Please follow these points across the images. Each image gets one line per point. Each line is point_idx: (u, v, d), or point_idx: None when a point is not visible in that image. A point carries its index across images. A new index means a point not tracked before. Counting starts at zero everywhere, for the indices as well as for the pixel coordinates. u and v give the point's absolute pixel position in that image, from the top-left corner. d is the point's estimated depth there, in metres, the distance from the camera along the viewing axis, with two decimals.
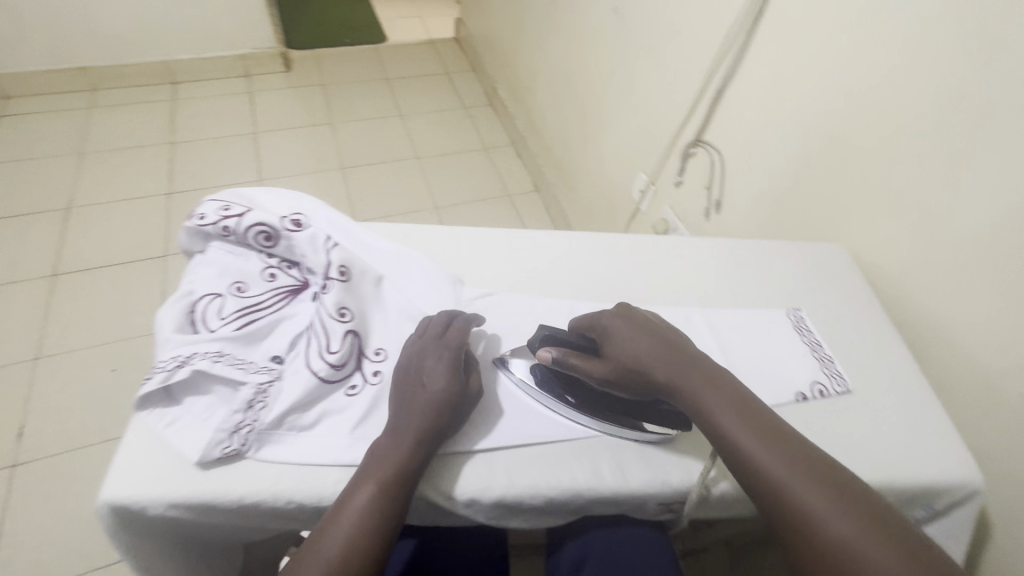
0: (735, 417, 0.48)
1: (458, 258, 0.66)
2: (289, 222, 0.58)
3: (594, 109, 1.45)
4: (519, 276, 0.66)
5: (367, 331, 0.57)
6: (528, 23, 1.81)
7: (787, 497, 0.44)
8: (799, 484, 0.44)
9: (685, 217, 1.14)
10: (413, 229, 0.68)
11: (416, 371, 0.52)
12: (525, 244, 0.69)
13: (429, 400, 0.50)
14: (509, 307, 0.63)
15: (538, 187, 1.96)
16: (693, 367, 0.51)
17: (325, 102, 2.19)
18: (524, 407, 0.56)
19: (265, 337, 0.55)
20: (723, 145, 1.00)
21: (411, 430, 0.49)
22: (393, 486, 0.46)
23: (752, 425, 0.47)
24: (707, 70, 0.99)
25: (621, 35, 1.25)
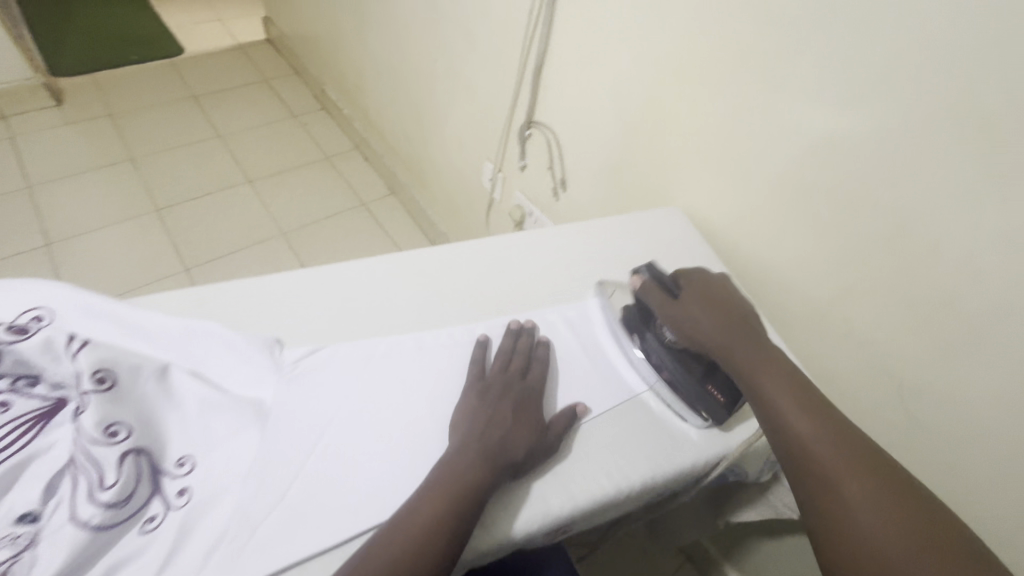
0: (775, 378, 0.52)
1: (273, 314, 0.56)
2: (12, 331, 0.46)
3: (427, 101, 1.37)
4: (351, 320, 0.57)
5: (160, 441, 0.45)
6: (340, 17, 1.66)
7: (806, 452, 0.47)
8: (832, 455, 0.46)
9: (537, 200, 1.11)
10: (207, 292, 0.55)
11: (496, 398, 0.51)
12: (353, 280, 0.60)
13: (512, 430, 0.49)
14: (345, 357, 0.54)
15: (394, 190, 1.84)
16: (743, 336, 0.56)
17: (117, 134, 1.85)
18: (379, 475, 0.48)
19: (5, 493, 0.40)
20: (554, 123, 0.97)
21: (488, 454, 0.47)
22: (454, 517, 0.43)
23: (787, 386, 0.51)
24: (521, 48, 0.95)
25: (432, 19, 1.18)
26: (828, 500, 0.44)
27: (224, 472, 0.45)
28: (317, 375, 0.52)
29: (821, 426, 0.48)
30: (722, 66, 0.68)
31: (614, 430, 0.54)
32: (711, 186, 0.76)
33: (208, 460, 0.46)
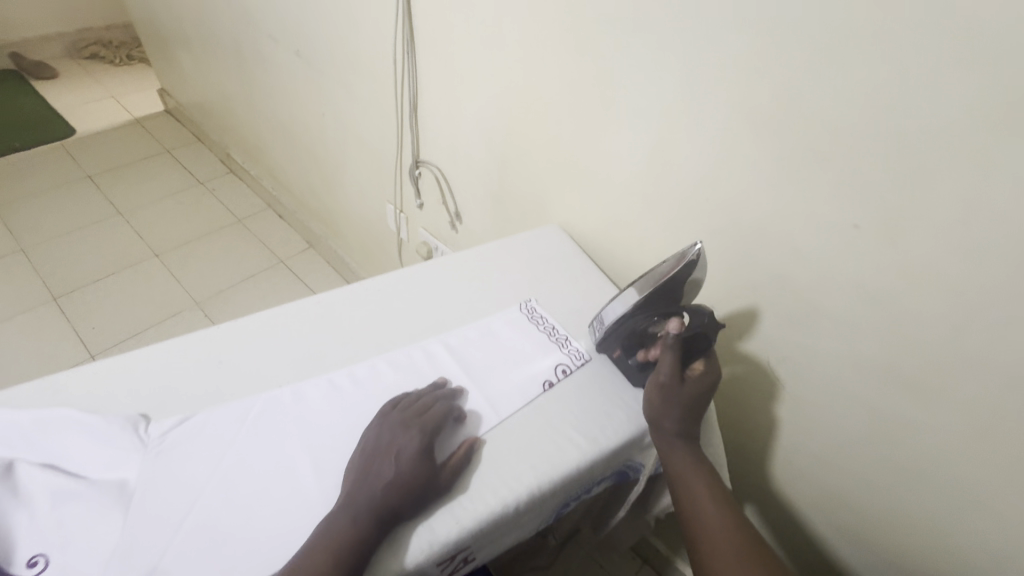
0: (689, 461, 0.54)
1: (133, 390, 0.54)
2: None
3: (324, 153, 1.38)
4: (224, 383, 0.56)
5: (5, 545, 0.43)
6: (229, 83, 1.66)
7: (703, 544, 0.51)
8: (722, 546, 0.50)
9: (439, 235, 1.14)
10: (63, 377, 0.54)
11: (389, 435, 0.52)
12: (225, 341, 0.60)
13: (403, 466, 0.49)
14: (217, 422, 0.53)
15: (312, 243, 1.83)
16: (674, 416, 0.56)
17: (3, 226, 1.75)
18: (258, 532, 0.47)
19: None
20: (439, 161, 1.01)
21: (375, 493, 0.47)
22: (333, 563, 0.43)
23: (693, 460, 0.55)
24: (395, 94, 0.99)
25: (312, 76, 1.20)
26: None
27: (82, 561, 0.43)
28: (186, 444, 0.51)
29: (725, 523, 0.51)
30: (562, 92, 0.74)
31: (510, 442, 0.56)
32: (579, 201, 0.81)
33: (64, 552, 0.43)
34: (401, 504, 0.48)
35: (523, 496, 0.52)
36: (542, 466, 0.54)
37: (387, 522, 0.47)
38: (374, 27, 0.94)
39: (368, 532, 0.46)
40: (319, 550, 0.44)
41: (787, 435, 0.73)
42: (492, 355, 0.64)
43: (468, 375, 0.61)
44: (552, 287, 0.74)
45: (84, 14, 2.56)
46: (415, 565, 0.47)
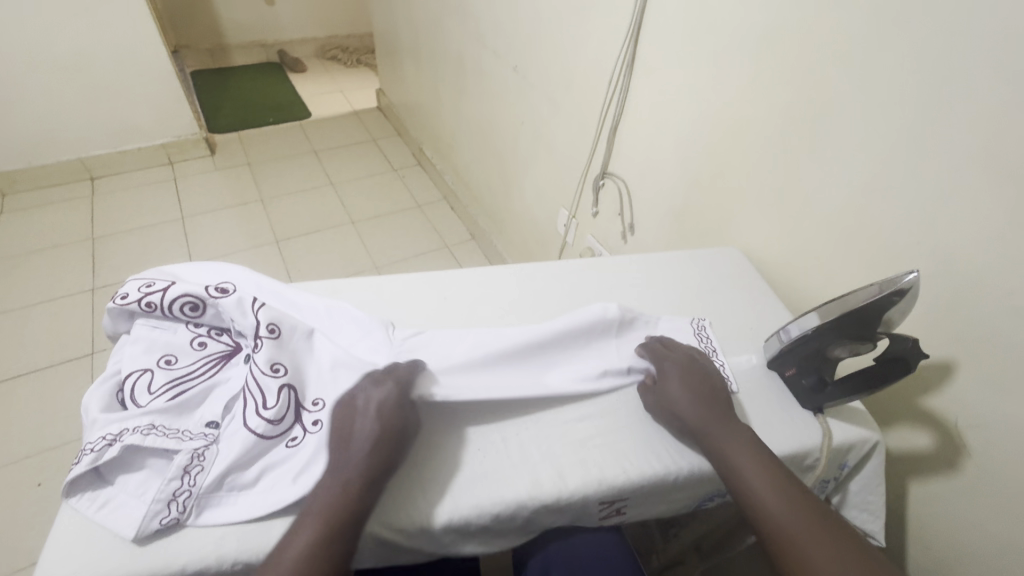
0: (739, 442, 0.56)
1: (381, 306, 0.70)
2: (215, 289, 0.61)
3: (512, 157, 1.55)
4: (445, 313, 0.71)
5: (303, 383, 0.58)
6: (442, 89, 1.94)
7: (772, 521, 0.50)
8: (791, 517, 0.50)
9: (606, 243, 1.23)
10: (341, 283, 0.72)
11: (367, 399, 0.55)
12: (450, 282, 0.75)
13: (377, 422, 0.53)
14: (442, 339, 0.66)
15: (475, 236, 2.03)
16: (707, 403, 0.59)
17: (252, 180, 2.22)
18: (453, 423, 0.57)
19: (199, 405, 0.55)
20: (626, 175, 1.10)
21: (362, 448, 0.51)
22: (340, 517, 0.48)
23: (750, 452, 0.55)
24: (600, 110, 1.11)
25: (523, 88, 1.37)
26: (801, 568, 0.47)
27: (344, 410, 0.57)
28: (420, 350, 0.64)
29: (784, 497, 0.51)
30: (774, 123, 0.78)
31: None
32: (769, 228, 0.84)
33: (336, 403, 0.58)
34: (387, 456, 0.52)
35: (682, 469, 0.58)
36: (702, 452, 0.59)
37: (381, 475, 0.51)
38: (596, 51, 1.07)
39: (364, 485, 0.50)
40: (328, 504, 0.48)
41: (962, 509, 0.68)
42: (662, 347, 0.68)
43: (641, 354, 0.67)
44: (726, 301, 0.78)
45: (334, 25, 3.14)
46: (582, 495, 0.55)
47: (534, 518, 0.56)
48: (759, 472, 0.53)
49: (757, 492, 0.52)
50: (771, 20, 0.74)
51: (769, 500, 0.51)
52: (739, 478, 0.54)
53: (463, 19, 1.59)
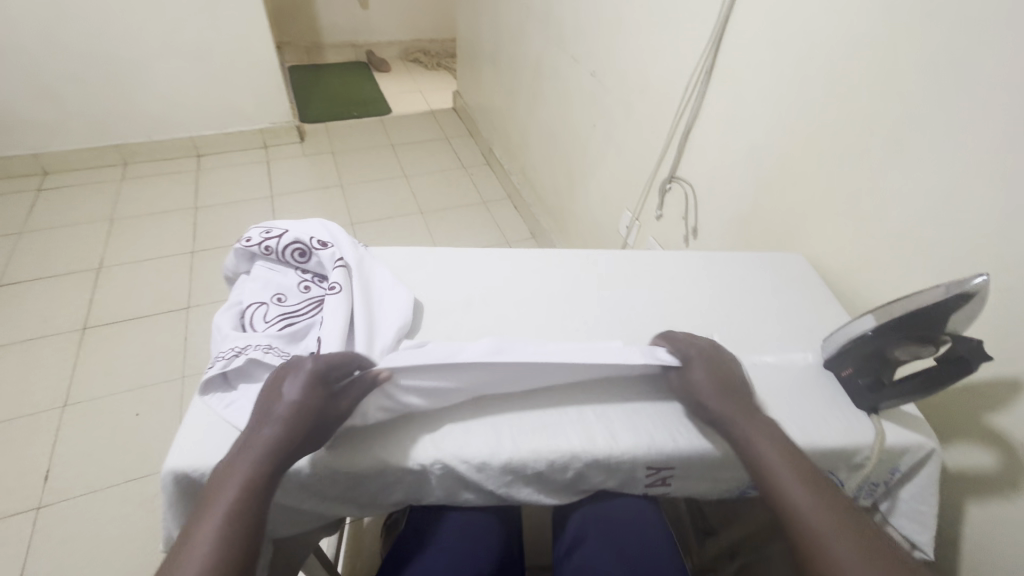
0: (766, 435, 0.55)
1: (444, 278, 0.77)
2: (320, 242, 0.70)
3: (581, 159, 1.61)
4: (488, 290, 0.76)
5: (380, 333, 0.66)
6: (517, 93, 2.03)
7: (796, 509, 0.50)
8: (817, 508, 0.49)
9: (667, 245, 1.25)
10: (394, 255, 0.80)
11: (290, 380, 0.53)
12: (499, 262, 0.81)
13: (301, 392, 0.52)
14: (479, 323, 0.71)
15: (535, 235, 2.10)
16: (731, 394, 0.59)
17: (334, 167, 2.40)
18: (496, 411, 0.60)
19: (306, 336, 0.64)
20: (693, 180, 1.13)
21: (279, 423, 0.50)
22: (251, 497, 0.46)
23: (775, 441, 0.55)
24: (674, 115, 1.15)
25: (598, 93, 1.43)
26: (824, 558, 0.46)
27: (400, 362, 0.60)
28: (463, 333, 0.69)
29: (810, 487, 0.51)
30: (850, 131, 0.79)
31: None
32: (837, 235, 0.85)
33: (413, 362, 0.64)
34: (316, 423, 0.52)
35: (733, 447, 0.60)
36: None
37: (304, 441, 0.51)
38: (676, 58, 1.11)
39: (283, 448, 0.49)
40: (248, 467, 0.47)
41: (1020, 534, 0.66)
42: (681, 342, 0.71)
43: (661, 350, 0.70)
44: (785, 303, 0.80)
45: (420, 30, 3.33)
46: (632, 454, 0.59)
47: (585, 473, 0.60)
48: (784, 462, 0.53)
49: (783, 479, 0.52)
50: (855, 32, 0.76)
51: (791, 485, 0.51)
52: (765, 464, 0.53)
53: (545, 26, 1.67)
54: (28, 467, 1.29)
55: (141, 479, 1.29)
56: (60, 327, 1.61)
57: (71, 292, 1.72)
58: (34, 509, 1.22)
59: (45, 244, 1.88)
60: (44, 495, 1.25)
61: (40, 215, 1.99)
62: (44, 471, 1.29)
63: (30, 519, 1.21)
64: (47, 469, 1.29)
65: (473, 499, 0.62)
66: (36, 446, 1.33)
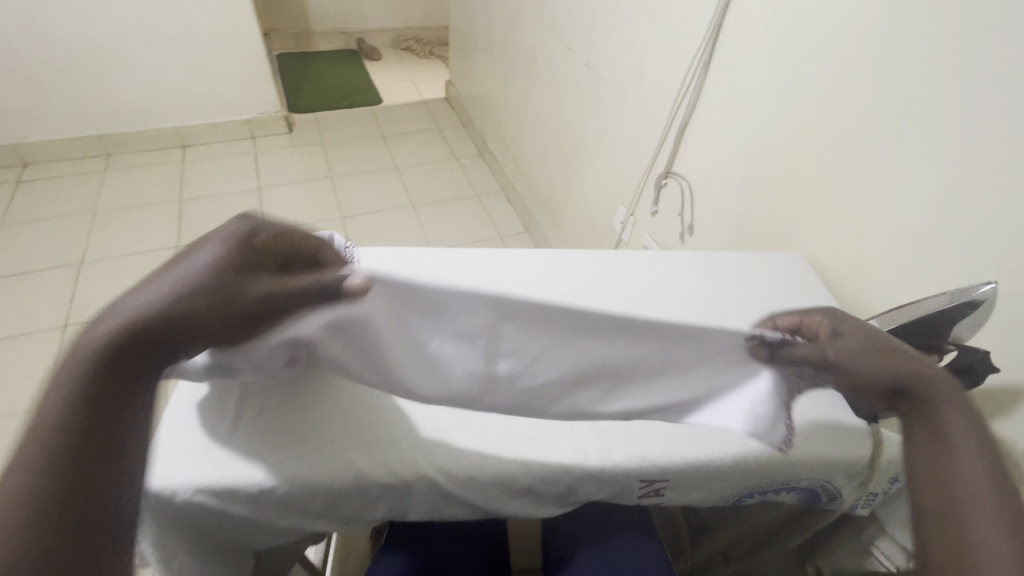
0: (963, 415, 0.43)
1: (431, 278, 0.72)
2: None
3: (575, 153, 1.58)
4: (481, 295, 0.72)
5: None
6: (511, 82, 1.99)
7: (954, 492, 0.40)
8: (978, 501, 0.39)
9: (663, 241, 1.23)
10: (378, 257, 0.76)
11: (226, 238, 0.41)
12: (491, 263, 0.77)
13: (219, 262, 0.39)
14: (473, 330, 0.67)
15: (528, 229, 2.07)
16: (922, 363, 0.46)
17: (324, 158, 2.35)
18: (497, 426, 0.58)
19: None
20: (690, 175, 1.11)
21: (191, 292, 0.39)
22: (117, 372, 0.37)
23: (969, 424, 0.43)
24: (671, 109, 1.11)
25: (594, 85, 1.39)
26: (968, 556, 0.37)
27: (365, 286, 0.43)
28: None
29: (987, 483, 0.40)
30: (853, 127, 0.76)
31: None
32: (837, 234, 0.82)
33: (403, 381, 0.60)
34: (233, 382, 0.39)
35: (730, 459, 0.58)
36: (751, 445, 0.60)
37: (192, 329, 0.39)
38: (673, 49, 1.07)
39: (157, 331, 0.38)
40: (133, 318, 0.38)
41: None
42: None
43: None
44: (784, 304, 0.77)
45: (412, 17, 3.26)
46: (625, 467, 0.57)
47: (577, 486, 0.58)
48: (969, 445, 0.42)
49: (951, 461, 0.42)
50: (858, 22, 0.73)
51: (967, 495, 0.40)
52: (939, 441, 0.43)
53: (540, 15, 1.63)
54: None
55: None
56: (41, 324, 1.57)
57: (52, 288, 1.68)
58: None
59: (24, 238, 1.83)
60: None
61: (20, 208, 1.94)
62: None
63: None
64: None
65: (461, 513, 0.60)
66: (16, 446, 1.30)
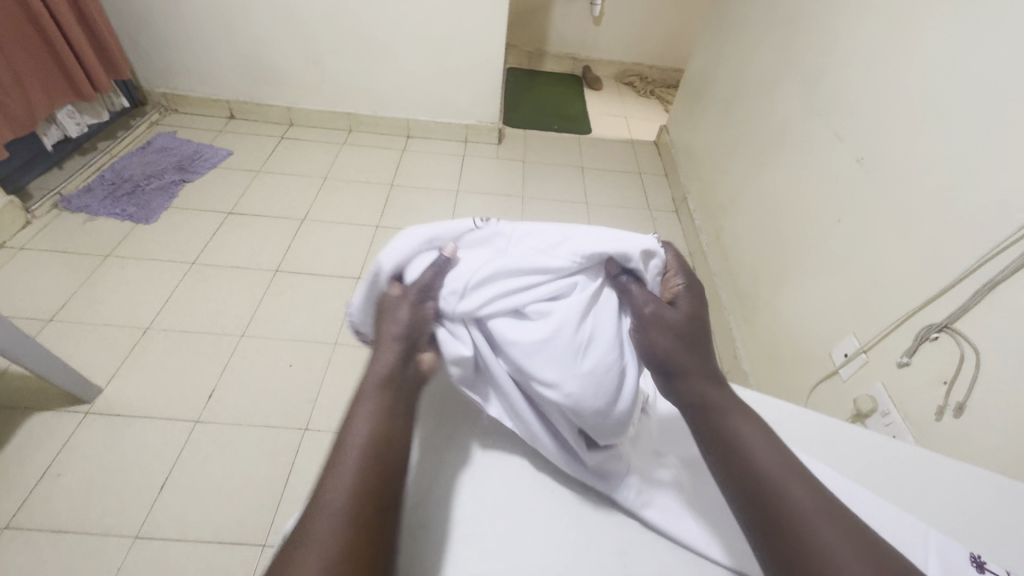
0: (749, 429, 0.53)
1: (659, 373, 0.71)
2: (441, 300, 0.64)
3: (801, 252, 1.35)
4: None
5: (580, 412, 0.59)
6: (741, 149, 1.79)
7: (776, 486, 0.49)
8: (794, 492, 0.48)
9: (905, 407, 0.96)
10: None
11: (754, 424, 0.54)
12: None
13: (765, 441, 0.52)
14: None
15: (709, 306, 1.86)
16: (721, 386, 0.58)
17: (522, 176, 2.40)
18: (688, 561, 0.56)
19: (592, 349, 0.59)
20: (984, 342, 0.82)
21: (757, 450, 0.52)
22: (743, 486, 0.50)
23: (760, 438, 0.53)
24: (986, 252, 0.83)
25: (863, 186, 1.14)
26: (815, 552, 0.45)
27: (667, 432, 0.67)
28: None
29: (793, 475, 0.50)
30: None
31: None
32: None
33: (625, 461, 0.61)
34: (744, 484, 0.50)
35: None
36: None
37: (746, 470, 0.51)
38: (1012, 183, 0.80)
39: (743, 467, 0.51)
40: (755, 455, 0.51)
41: None
42: None
43: None
44: None
45: (646, 53, 3.19)
46: None
47: None
48: (762, 444, 0.52)
49: (762, 463, 0.51)
50: None
51: (792, 490, 0.48)
52: (737, 440, 0.53)
53: (811, 91, 1.41)
54: (200, 381, 1.47)
55: (275, 430, 1.39)
56: (261, 264, 1.83)
57: (276, 235, 1.95)
58: (193, 423, 1.38)
59: (271, 186, 2.17)
60: (203, 412, 1.41)
61: (277, 160, 2.31)
62: (209, 392, 1.45)
63: (187, 431, 1.37)
64: (210, 391, 1.45)
65: None
66: (211, 365, 1.51)
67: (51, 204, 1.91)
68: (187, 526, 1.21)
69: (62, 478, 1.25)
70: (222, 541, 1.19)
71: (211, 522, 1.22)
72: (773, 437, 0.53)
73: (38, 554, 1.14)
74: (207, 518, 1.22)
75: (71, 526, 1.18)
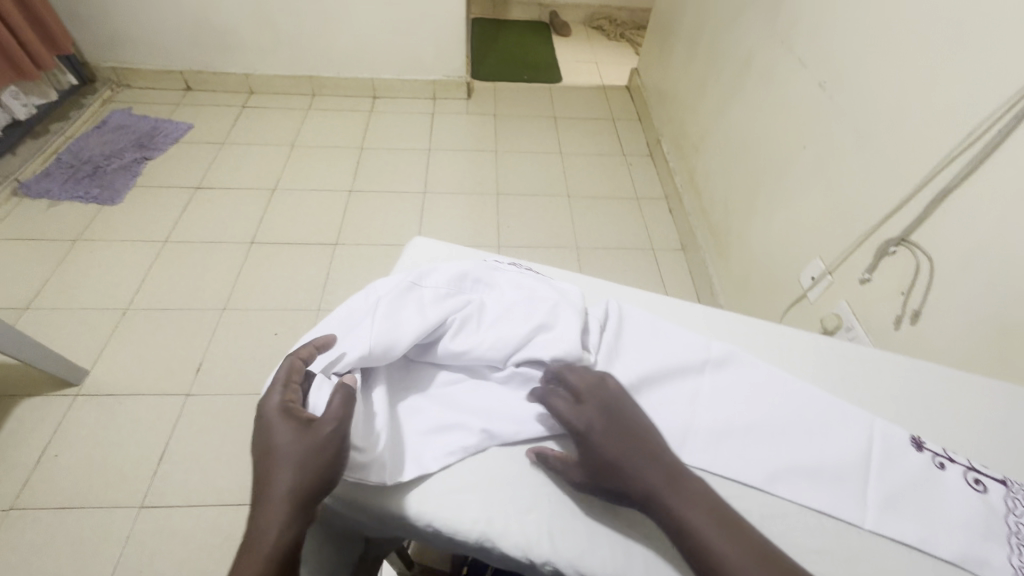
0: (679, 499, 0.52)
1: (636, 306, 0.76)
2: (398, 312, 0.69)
3: (769, 184, 1.37)
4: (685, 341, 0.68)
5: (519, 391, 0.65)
6: (710, 85, 1.78)
7: (716, 556, 0.48)
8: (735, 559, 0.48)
9: (868, 321, 1.00)
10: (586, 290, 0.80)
11: (683, 487, 0.53)
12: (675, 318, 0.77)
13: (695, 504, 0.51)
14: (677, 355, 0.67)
15: (685, 247, 1.89)
16: (637, 447, 0.55)
17: (493, 130, 2.36)
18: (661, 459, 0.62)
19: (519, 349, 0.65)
20: (936, 250, 0.86)
21: (691, 519, 0.51)
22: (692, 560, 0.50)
23: (692, 503, 0.52)
24: (937, 162, 0.85)
25: (824, 111, 1.16)
26: None
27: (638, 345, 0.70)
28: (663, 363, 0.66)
29: (732, 539, 0.49)
30: None
31: None
32: None
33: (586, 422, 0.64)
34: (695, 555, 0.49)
35: None
36: None
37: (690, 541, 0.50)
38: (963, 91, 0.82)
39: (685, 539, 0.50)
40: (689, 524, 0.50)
41: None
42: (922, 489, 0.56)
43: (879, 486, 0.56)
44: None
45: None
46: None
47: None
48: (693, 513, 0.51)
49: (698, 531, 0.50)
50: None
51: (728, 552, 0.48)
52: (669, 516, 0.52)
53: (773, 18, 1.39)
54: (186, 356, 1.48)
55: None
56: (235, 238, 1.81)
57: (247, 207, 1.92)
58: (184, 396, 1.40)
59: (237, 158, 2.11)
60: (193, 385, 1.42)
61: (239, 131, 2.23)
62: (196, 366, 1.46)
63: (179, 404, 1.39)
64: (197, 364, 1.47)
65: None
66: (195, 339, 1.52)
67: (10, 192, 1.85)
68: (189, 492, 1.24)
69: (59, 458, 1.27)
70: (225, 503, 1.23)
71: (212, 487, 1.25)
72: (702, 497, 0.53)
73: (47, 530, 1.17)
74: (208, 483, 1.26)
75: (76, 501, 1.21)
